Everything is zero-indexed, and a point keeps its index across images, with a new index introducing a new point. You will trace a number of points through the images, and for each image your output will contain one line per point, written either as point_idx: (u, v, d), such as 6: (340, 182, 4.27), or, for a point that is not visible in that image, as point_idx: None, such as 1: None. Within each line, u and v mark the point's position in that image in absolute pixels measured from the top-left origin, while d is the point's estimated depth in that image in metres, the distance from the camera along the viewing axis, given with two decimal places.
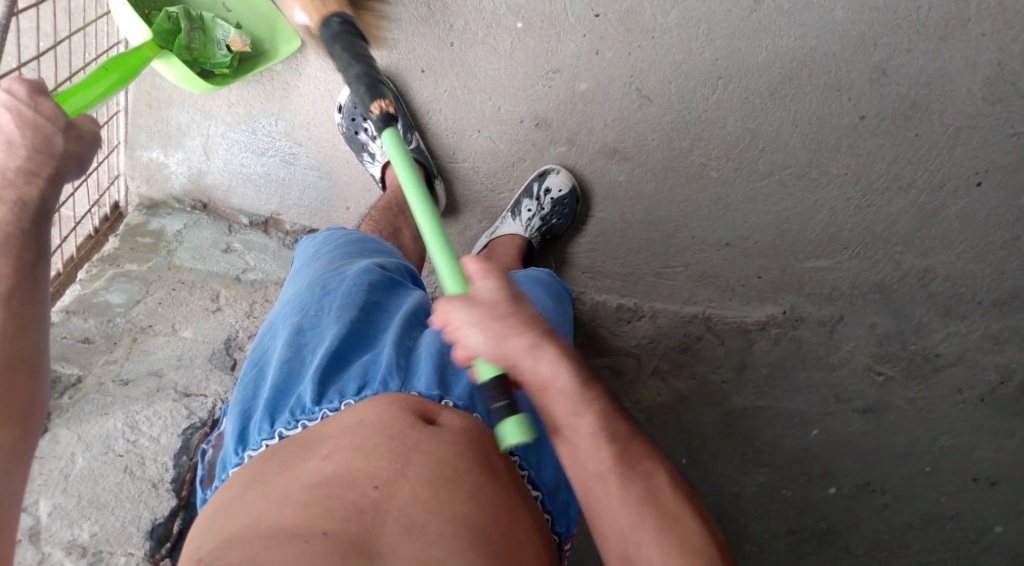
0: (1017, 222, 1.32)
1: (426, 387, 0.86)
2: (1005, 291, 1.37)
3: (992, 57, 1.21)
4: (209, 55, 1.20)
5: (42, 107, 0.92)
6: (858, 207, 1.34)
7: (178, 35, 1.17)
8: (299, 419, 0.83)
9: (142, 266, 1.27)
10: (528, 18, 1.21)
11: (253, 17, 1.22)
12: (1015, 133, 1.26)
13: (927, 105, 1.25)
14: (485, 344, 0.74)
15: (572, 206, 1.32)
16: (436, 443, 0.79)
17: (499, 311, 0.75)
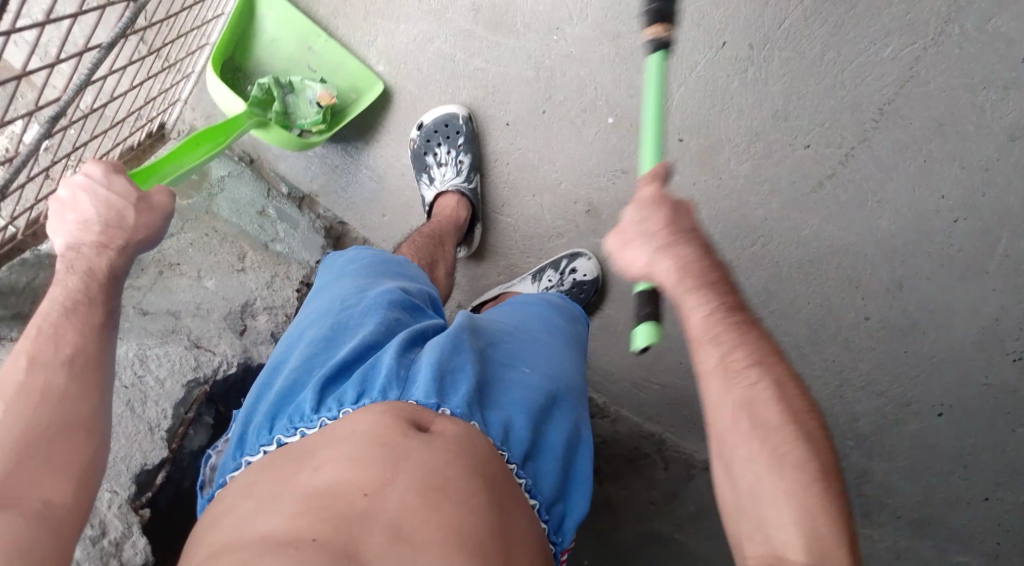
0: (958, 459, 1.43)
1: (422, 395, 0.91)
2: (922, 514, 1.50)
3: (991, 312, 1.31)
4: (304, 115, 1.35)
5: (112, 184, 0.97)
6: (832, 393, 1.46)
7: (272, 103, 1.32)
8: (297, 427, 0.90)
9: (182, 202, 1.30)
10: (620, 116, 1.25)
11: (333, 68, 1.34)
12: (985, 384, 1.37)
13: (924, 329, 1.36)
14: (618, 255, 0.95)
15: (589, 293, 1.37)
16: (426, 453, 0.84)
17: (637, 228, 0.93)
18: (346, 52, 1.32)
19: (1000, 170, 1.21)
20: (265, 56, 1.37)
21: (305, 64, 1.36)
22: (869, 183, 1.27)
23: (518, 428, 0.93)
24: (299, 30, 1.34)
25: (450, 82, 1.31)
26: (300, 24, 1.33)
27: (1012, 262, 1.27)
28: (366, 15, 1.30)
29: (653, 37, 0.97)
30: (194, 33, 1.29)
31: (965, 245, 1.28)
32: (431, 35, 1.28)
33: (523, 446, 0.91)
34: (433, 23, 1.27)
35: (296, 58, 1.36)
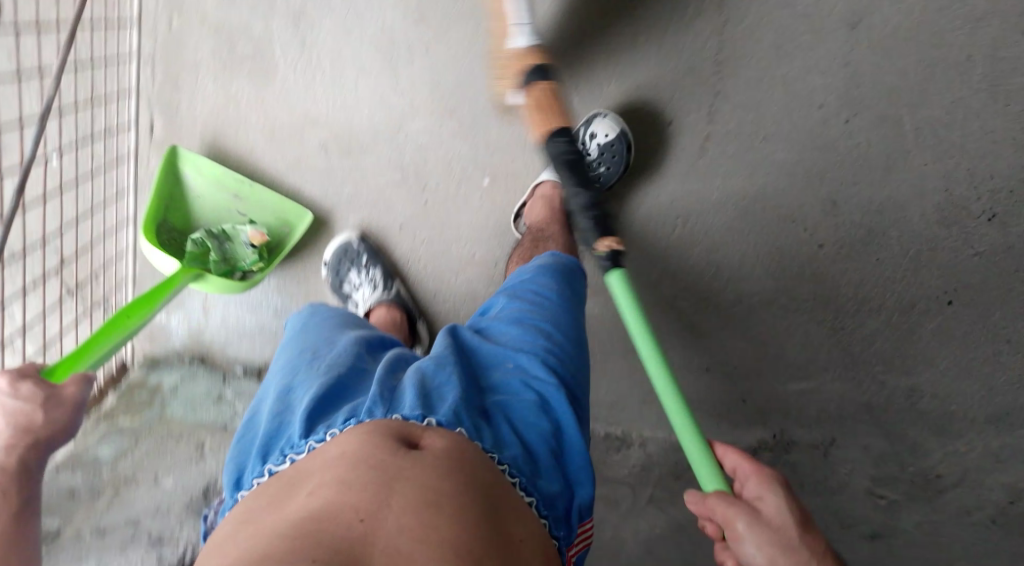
0: (996, 337, 1.40)
1: (409, 409, 0.95)
2: (997, 407, 1.44)
3: (938, 186, 1.29)
4: (241, 258, 1.34)
5: (22, 390, 1.01)
6: (831, 331, 1.42)
7: (209, 254, 1.32)
8: (287, 455, 0.93)
9: (133, 420, 1.40)
10: (492, 173, 1.30)
11: (260, 208, 1.35)
12: (975, 254, 1.34)
13: (882, 232, 1.33)
14: (759, 556, 0.91)
15: (621, 152, 1.26)
16: (417, 466, 0.86)
17: (782, 536, 0.92)
18: (266, 190, 1.33)
19: (859, 59, 1.23)
20: (195, 211, 1.36)
21: (234, 210, 1.35)
22: (746, 127, 1.27)
23: (508, 434, 0.97)
24: (219, 178, 1.33)
25: (337, 211, 1.35)
26: (224, 175, 1.32)
27: (927, 131, 1.27)
28: (235, 191, 1.35)
29: (608, 253, 1.08)
30: (108, 271, 1.37)
31: (872, 139, 1.27)
32: (297, 184, 1.35)
33: (515, 449, 0.96)
34: (294, 174, 1.34)
35: (223, 205, 1.35)
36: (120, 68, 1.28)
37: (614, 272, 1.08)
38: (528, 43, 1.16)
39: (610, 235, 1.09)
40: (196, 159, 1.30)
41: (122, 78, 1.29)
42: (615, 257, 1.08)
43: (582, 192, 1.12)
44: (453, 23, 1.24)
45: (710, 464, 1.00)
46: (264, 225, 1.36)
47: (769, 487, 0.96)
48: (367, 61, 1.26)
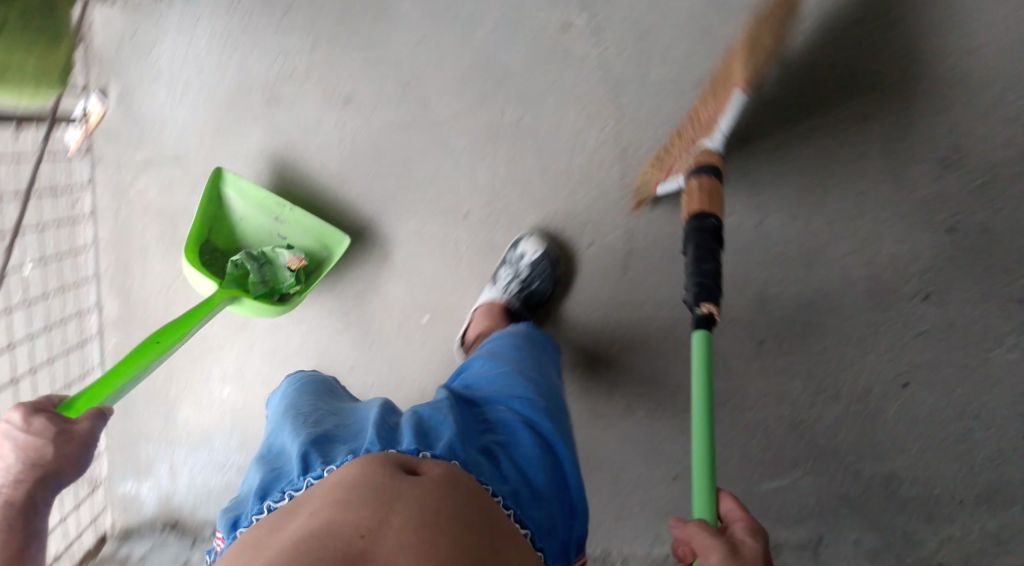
0: (963, 413, 1.39)
1: (406, 445, 0.93)
2: (986, 485, 1.40)
3: (863, 273, 1.35)
4: (281, 281, 1.32)
5: (34, 424, 0.98)
6: (794, 424, 1.41)
7: (248, 275, 1.29)
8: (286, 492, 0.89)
9: None
10: (432, 310, 1.36)
11: (300, 233, 1.34)
12: (919, 334, 1.37)
13: (819, 322, 1.37)
14: None
15: (549, 268, 1.30)
16: (416, 488, 0.84)
17: None
18: (309, 214, 1.32)
19: (757, 165, 1.34)
20: (239, 233, 1.34)
21: (275, 234, 1.34)
22: (664, 239, 1.33)
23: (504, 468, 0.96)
24: (263, 202, 1.32)
25: (285, 364, 1.41)
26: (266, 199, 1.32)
27: (839, 224, 1.34)
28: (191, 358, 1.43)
29: (705, 314, 1.08)
30: None
31: (783, 238, 1.35)
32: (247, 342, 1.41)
33: (511, 484, 0.94)
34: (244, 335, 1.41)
35: (263, 227, 1.34)
36: (76, 259, 1.38)
37: (700, 332, 1.08)
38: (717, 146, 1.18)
39: (710, 300, 1.08)
40: (239, 182, 1.30)
41: (80, 268, 1.38)
42: (709, 321, 1.08)
43: (707, 258, 1.10)
44: (375, 182, 1.34)
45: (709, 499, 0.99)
46: (303, 249, 1.35)
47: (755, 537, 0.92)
48: None
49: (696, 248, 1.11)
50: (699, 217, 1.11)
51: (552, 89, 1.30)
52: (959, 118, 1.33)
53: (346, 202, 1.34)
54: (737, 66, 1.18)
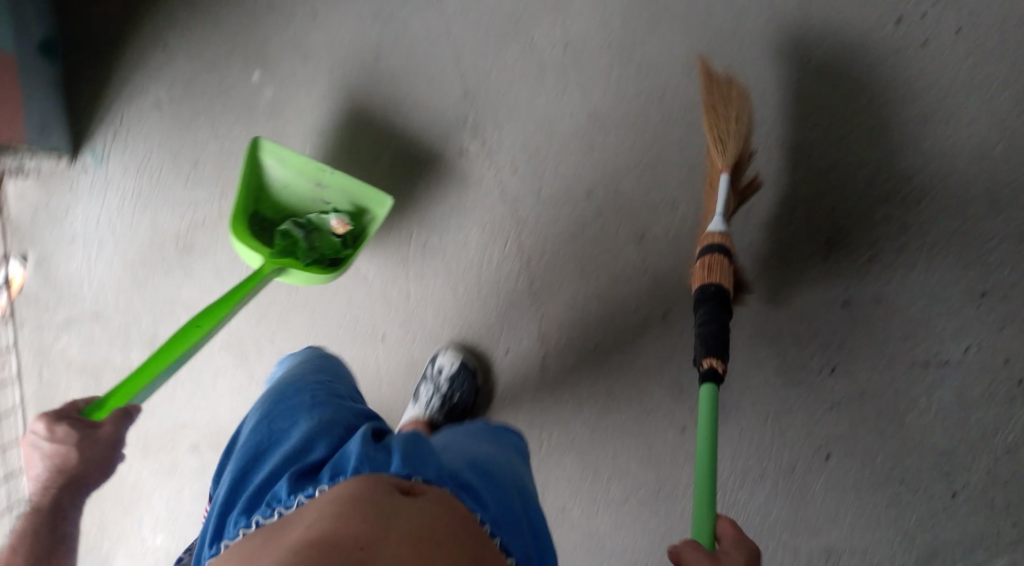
0: (890, 478, 1.42)
1: (397, 467, 0.90)
2: (922, 548, 1.42)
3: (770, 353, 1.43)
4: (329, 246, 1.33)
5: (57, 432, 1.00)
6: (727, 507, 1.45)
7: (298, 243, 1.31)
8: (275, 508, 0.88)
9: None
10: None
11: (341, 195, 1.33)
12: (832, 406, 1.42)
13: (735, 404, 1.44)
14: None
15: (468, 376, 1.35)
16: (412, 508, 0.83)
17: None
18: (347, 176, 1.30)
19: None
20: (283, 199, 1.35)
21: (319, 198, 1.35)
22: (576, 343, 1.38)
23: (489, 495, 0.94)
24: (303, 168, 1.31)
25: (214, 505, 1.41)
26: (303, 164, 1.31)
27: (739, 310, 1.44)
28: (124, 507, 1.45)
29: (709, 368, 1.14)
30: None
31: None
32: (179, 488, 1.42)
33: (497, 511, 0.92)
34: (175, 480, 1.43)
35: (306, 193, 1.35)
36: (3, 420, 1.38)
37: (706, 385, 1.14)
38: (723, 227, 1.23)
39: (714, 355, 1.15)
40: (278, 150, 1.29)
41: (9, 429, 1.38)
42: (715, 374, 1.15)
43: (709, 320, 1.18)
44: (292, 315, 1.41)
45: (705, 517, 1.08)
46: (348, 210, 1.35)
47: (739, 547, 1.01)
48: (218, 366, 1.42)
49: (704, 314, 1.19)
50: (699, 287, 1.20)
51: (454, 210, 1.38)
52: (843, 199, 1.40)
53: (267, 337, 1.41)
54: (710, 152, 1.28)
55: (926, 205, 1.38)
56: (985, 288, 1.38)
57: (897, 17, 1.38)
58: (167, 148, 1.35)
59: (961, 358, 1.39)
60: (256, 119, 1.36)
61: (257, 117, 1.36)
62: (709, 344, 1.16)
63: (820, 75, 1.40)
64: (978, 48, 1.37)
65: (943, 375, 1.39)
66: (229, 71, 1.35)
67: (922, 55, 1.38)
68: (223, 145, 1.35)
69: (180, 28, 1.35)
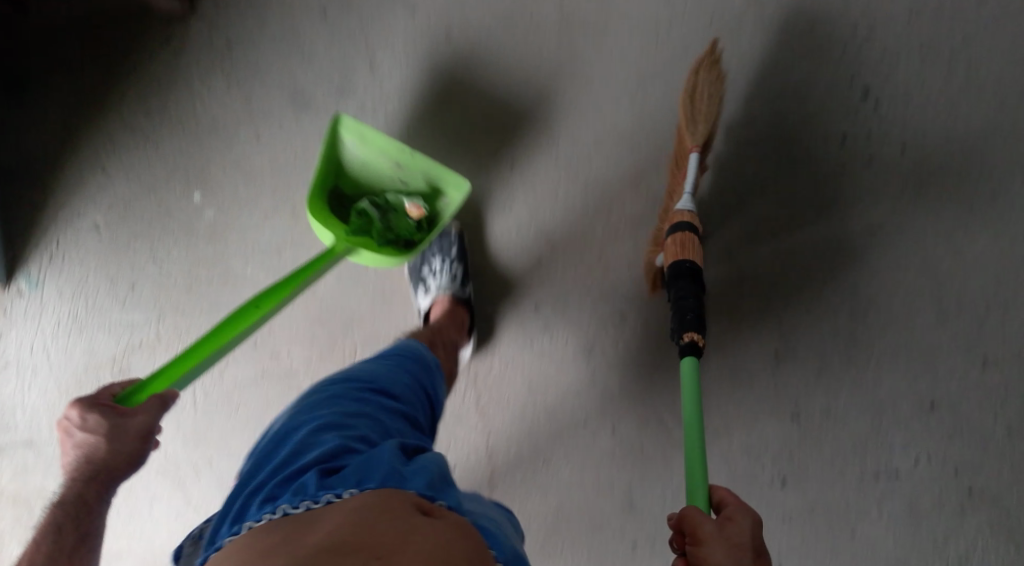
0: None
1: (422, 486, 0.84)
2: None
3: (720, 466, 1.32)
4: (405, 227, 1.25)
5: (88, 421, 0.92)
6: None
7: (373, 223, 1.24)
8: (302, 501, 0.81)
9: None
10: None
11: (419, 176, 1.26)
12: (784, 519, 1.31)
13: None
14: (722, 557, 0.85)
15: None
16: (433, 528, 0.78)
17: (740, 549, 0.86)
18: (427, 159, 1.23)
19: None
20: (362, 177, 1.29)
21: (394, 178, 1.28)
22: (521, 455, 1.32)
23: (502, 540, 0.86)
24: (383, 147, 1.24)
25: None
26: (386, 144, 1.23)
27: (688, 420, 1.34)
28: None
29: (688, 342, 1.08)
30: None
31: None
32: None
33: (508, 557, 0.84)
34: None
35: (384, 172, 1.27)
36: None
37: (688, 358, 1.08)
38: (688, 204, 1.17)
39: (693, 329, 1.10)
40: (358, 127, 1.21)
41: None
42: (693, 347, 1.08)
43: (688, 294, 1.11)
44: (230, 437, 1.33)
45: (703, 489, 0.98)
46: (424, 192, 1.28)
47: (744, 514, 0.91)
48: (155, 491, 1.35)
49: (676, 294, 1.12)
50: (672, 265, 1.13)
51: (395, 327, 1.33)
52: (792, 307, 1.32)
53: (204, 460, 1.34)
54: (681, 130, 1.22)
55: (874, 320, 1.30)
56: (934, 397, 1.28)
57: (843, 135, 1.32)
58: (102, 272, 1.26)
59: (911, 469, 1.29)
60: (196, 243, 1.26)
61: (196, 241, 1.26)
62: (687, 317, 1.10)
63: (765, 194, 1.33)
64: (927, 161, 1.30)
65: (893, 488, 1.29)
66: (167, 192, 1.26)
67: (871, 173, 1.31)
68: (162, 271, 1.26)
69: (119, 152, 1.26)
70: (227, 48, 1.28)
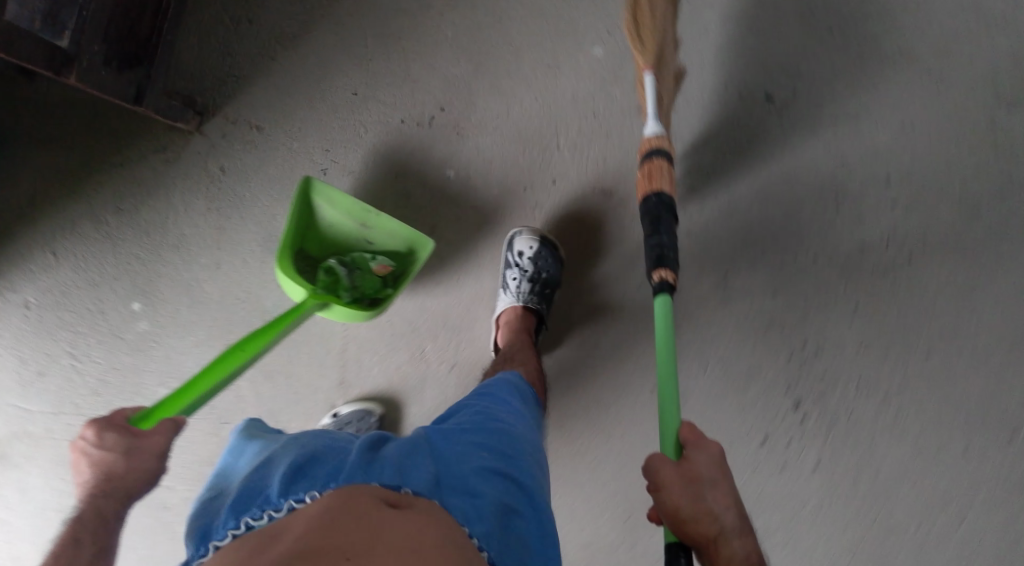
0: None
1: (385, 477, 0.84)
2: None
3: None
4: (371, 285, 1.22)
5: (105, 439, 0.89)
6: None
7: (340, 281, 1.19)
8: (264, 510, 0.81)
9: None
10: None
11: (386, 237, 1.25)
12: None
13: None
14: (677, 494, 0.86)
15: None
16: (403, 520, 0.78)
17: (696, 486, 0.86)
18: (393, 219, 1.22)
19: None
20: (331, 241, 1.26)
21: (361, 240, 1.25)
22: None
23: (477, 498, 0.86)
24: (348, 210, 1.23)
25: None
26: (353, 206, 1.22)
27: None
28: None
29: (660, 279, 1.02)
30: None
31: None
32: None
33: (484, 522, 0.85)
34: None
35: (350, 236, 1.26)
36: None
37: (660, 298, 1.02)
38: (656, 129, 1.09)
39: (662, 266, 1.03)
40: (327, 191, 1.20)
41: None
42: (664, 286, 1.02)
43: (664, 228, 1.05)
44: None
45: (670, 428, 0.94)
46: (392, 252, 1.26)
47: (699, 447, 0.90)
48: None
49: (650, 226, 1.06)
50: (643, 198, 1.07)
51: None
52: None
53: None
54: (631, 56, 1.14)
55: None
56: None
57: (764, 436, 1.24)
58: (17, 352, 1.24)
59: None
60: (117, 349, 1.24)
61: (119, 348, 1.24)
62: (661, 254, 1.03)
63: None
64: (839, 495, 1.23)
65: None
66: (106, 295, 1.24)
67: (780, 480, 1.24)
68: (76, 366, 1.23)
69: (74, 240, 1.24)
70: (219, 174, 1.26)
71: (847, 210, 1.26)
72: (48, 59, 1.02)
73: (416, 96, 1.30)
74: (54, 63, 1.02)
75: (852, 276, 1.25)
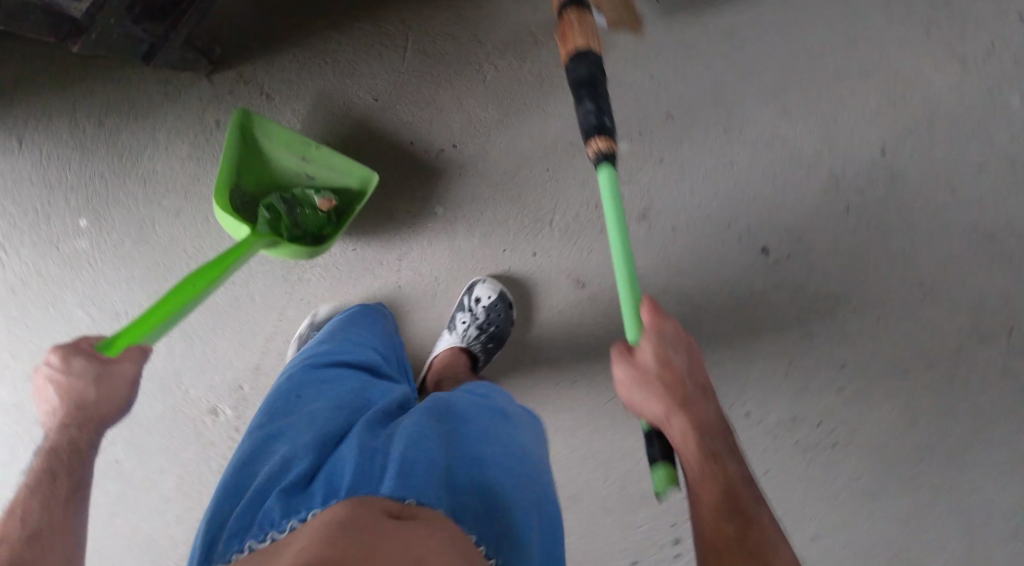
0: None
1: (389, 488, 0.82)
2: None
3: None
4: (314, 220, 1.21)
5: (72, 365, 0.88)
6: None
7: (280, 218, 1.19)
8: (267, 533, 0.80)
9: None
10: None
11: (329, 171, 1.23)
12: None
13: None
14: (634, 380, 0.91)
15: None
16: (404, 531, 0.75)
17: (649, 375, 0.91)
18: (331, 152, 1.20)
19: None
20: (273, 175, 1.24)
21: (301, 172, 1.23)
22: None
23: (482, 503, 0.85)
24: (284, 141, 1.20)
25: None
26: (291, 137, 1.20)
27: None
28: None
29: (596, 152, 0.97)
30: None
31: None
32: None
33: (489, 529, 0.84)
34: None
35: (288, 169, 1.23)
36: None
37: (603, 169, 0.98)
38: None
39: (598, 135, 0.98)
40: (265, 125, 1.18)
41: None
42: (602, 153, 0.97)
43: (590, 93, 0.98)
44: None
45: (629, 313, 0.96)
46: (335, 186, 1.24)
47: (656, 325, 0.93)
48: None
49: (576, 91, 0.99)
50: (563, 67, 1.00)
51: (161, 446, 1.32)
52: None
53: None
54: None
55: None
56: None
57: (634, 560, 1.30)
58: None
59: None
60: (49, 257, 1.24)
61: (52, 256, 1.24)
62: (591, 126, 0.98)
63: None
64: None
65: None
66: (59, 205, 1.23)
67: None
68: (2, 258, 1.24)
69: (44, 137, 1.22)
70: (214, 126, 1.23)
71: (792, 387, 1.28)
72: (55, 29, 1.03)
73: (433, 122, 1.27)
74: (61, 33, 1.04)
75: (772, 445, 1.29)
